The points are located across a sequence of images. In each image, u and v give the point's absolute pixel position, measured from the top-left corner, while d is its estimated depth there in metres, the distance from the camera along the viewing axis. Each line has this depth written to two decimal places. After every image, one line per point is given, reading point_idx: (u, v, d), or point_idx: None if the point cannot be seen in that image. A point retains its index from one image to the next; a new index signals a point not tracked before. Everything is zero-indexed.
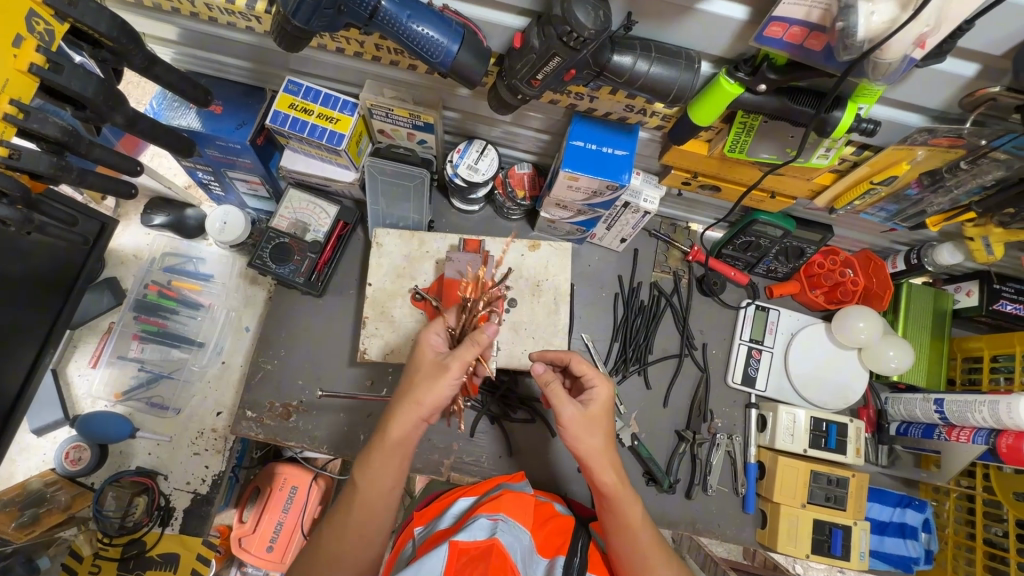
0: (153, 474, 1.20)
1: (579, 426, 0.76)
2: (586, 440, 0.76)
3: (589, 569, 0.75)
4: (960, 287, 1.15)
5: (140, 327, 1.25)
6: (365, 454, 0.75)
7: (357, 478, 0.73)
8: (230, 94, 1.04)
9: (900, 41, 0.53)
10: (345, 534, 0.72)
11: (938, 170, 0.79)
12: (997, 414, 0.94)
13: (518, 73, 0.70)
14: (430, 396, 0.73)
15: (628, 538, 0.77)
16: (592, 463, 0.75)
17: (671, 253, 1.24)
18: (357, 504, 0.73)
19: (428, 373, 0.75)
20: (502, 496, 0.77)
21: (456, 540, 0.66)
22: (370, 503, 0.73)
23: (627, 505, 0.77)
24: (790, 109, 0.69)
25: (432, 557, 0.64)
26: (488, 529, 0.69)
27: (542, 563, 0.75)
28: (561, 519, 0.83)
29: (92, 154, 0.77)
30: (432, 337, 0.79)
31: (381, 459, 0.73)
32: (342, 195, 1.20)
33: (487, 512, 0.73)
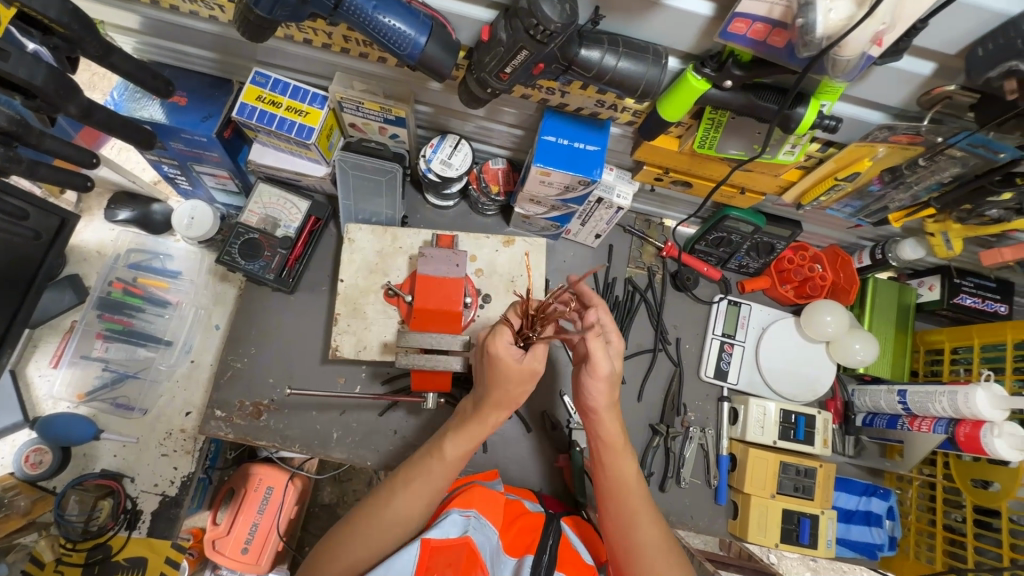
0: (119, 477, 1.16)
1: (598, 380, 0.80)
2: (601, 392, 0.81)
3: (558, 568, 0.75)
4: (922, 282, 1.19)
5: (104, 326, 1.22)
6: (459, 421, 0.83)
7: (448, 444, 0.81)
8: (195, 86, 1.01)
9: (857, 39, 0.54)
10: (421, 488, 0.79)
11: (899, 166, 0.81)
12: (955, 404, 0.98)
13: (486, 66, 0.69)
14: (511, 395, 0.77)
15: (620, 491, 0.83)
16: (601, 413, 0.82)
17: (645, 248, 1.25)
18: (442, 463, 0.80)
19: (515, 381, 0.76)
20: (476, 490, 0.81)
21: (428, 538, 0.70)
22: (449, 465, 0.81)
23: (625, 461, 0.83)
24: (756, 105, 0.70)
25: (406, 554, 0.69)
26: (460, 526, 0.73)
27: (508, 562, 0.77)
28: (531, 517, 0.84)
29: (42, 144, 0.76)
30: (502, 341, 0.75)
31: (473, 432, 0.81)
32: (314, 190, 1.18)
33: (458, 508, 0.77)
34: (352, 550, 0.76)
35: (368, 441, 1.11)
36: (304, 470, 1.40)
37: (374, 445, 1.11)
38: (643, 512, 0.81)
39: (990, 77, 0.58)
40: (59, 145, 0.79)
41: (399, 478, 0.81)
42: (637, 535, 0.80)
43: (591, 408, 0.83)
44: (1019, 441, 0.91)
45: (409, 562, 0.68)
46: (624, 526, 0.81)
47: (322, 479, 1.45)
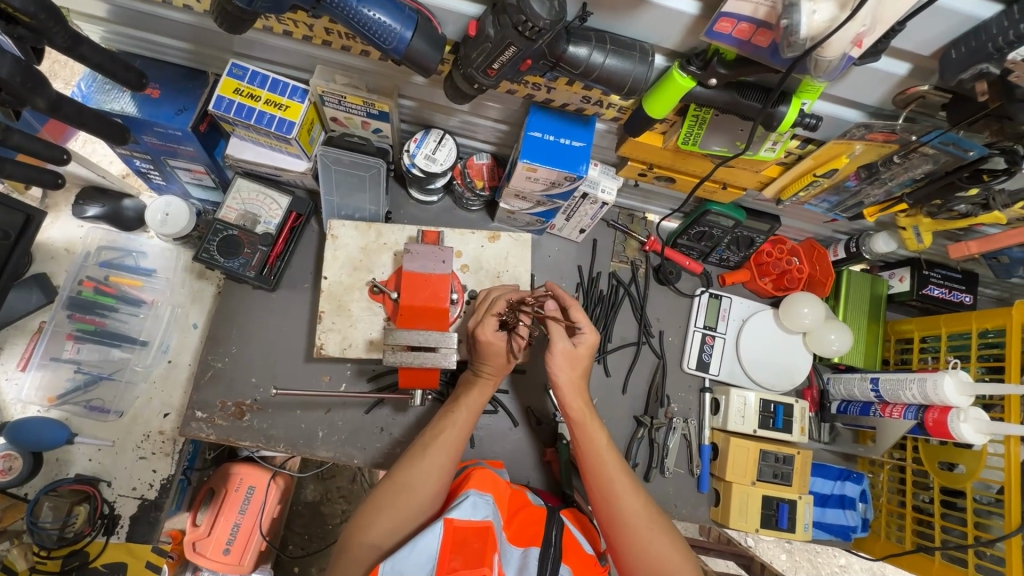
0: (95, 481, 1.13)
1: (559, 361, 0.90)
2: (560, 371, 0.91)
3: (563, 559, 0.78)
4: (894, 273, 1.23)
5: (75, 326, 1.17)
6: (466, 382, 0.93)
7: (463, 397, 0.91)
8: (169, 78, 0.98)
9: (840, 41, 0.55)
10: (448, 437, 0.86)
11: (874, 163, 0.83)
12: (925, 391, 1.02)
13: (473, 62, 0.69)
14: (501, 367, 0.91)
15: (597, 463, 0.87)
16: (565, 392, 0.91)
17: (628, 242, 1.27)
18: (462, 413, 0.88)
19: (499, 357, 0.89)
20: (488, 477, 0.82)
21: (451, 518, 0.71)
22: (470, 414, 0.89)
23: (594, 431, 0.89)
24: (740, 103, 0.71)
25: (429, 532, 0.69)
26: (480, 511, 0.73)
27: (515, 551, 0.77)
28: (535, 509, 0.86)
29: (9, 140, 0.73)
30: (487, 326, 0.88)
31: (483, 385, 0.91)
32: (294, 185, 1.16)
33: (477, 491, 0.77)
34: (397, 501, 0.79)
35: (353, 438, 1.10)
36: (287, 468, 1.39)
37: (361, 443, 1.10)
38: (620, 483, 0.85)
39: (963, 79, 0.60)
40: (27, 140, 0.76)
41: (425, 435, 0.87)
42: (621, 506, 0.83)
43: (559, 392, 0.91)
44: (984, 425, 0.96)
45: (433, 542, 0.68)
46: (605, 495, 0.85)
47: (306, 477, 1.43)
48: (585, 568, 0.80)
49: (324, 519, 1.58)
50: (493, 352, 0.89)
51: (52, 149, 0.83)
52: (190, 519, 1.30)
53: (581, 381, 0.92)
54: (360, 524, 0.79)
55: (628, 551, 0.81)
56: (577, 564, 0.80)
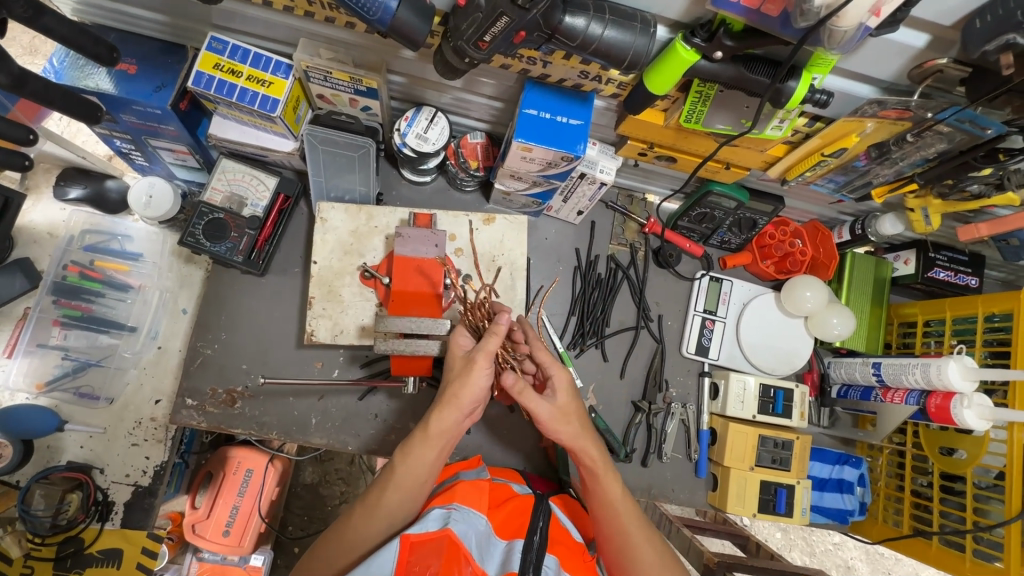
0: (88, 469, 1.13)
1: (557, 417, 0.83)
2: (564, 427, 0.83)
3: (549, 549, 0.77)
4: (898, 256, 1.20)
5: (61, 312, 1.15)
6: (405, 445, 0.80)
7: (397, 464, 0.78)
8: (145, 53, 0.93)
9: (857, 10, 0.51)
10: (382, 519, 0.77)
11: (886, 142, 0.79)
12: (928, 376, 1.00)
13: (463, 34, 0.65)
14: (442, 424, 0.79)
15: (611, 517, 0.81)
16: (574, 448, 0.82)
17: (628, 224, 1.23)
18: (399, 491, 0.77)
19: (459, 370, 0.81)
20: (457, 486, 0.82)
21: (407, 534, 0.71)
22: (412, 475, 0.78)
23: (609, 483, 0.82)
24: (747, 77, 0.66)
25: (386, 552, 0.70)
26: (440, 520, 0.74)
27: (499, 544, 0.77)
28: (520, 499, 0.85)
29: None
30: (458, 338, 0.85)
31: (421, 450, 0.78)
32: (281, 165, 1.12)
33: (441, 504, 0.78)
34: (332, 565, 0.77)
35: (345, 424, 1.08)
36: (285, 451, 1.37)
37: (355, 430, 1.09)
38: (638, 535, 0.81)
39: (986, 51, 0.56)
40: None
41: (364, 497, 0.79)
42: (638, 555, 0.80)
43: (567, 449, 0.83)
44: (987, 412, 0.93)
45: (389, 560, 0.69)
46: (621, 546, 0.81)
47: (303, 460, 1.42)
48: (572, 557, 0.78)
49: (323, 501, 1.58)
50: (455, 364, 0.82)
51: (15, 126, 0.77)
52: (188, 502, 1.31)
53: (589, 430, 0.85)
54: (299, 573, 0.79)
55: None
56: (565, 553, 0.78)
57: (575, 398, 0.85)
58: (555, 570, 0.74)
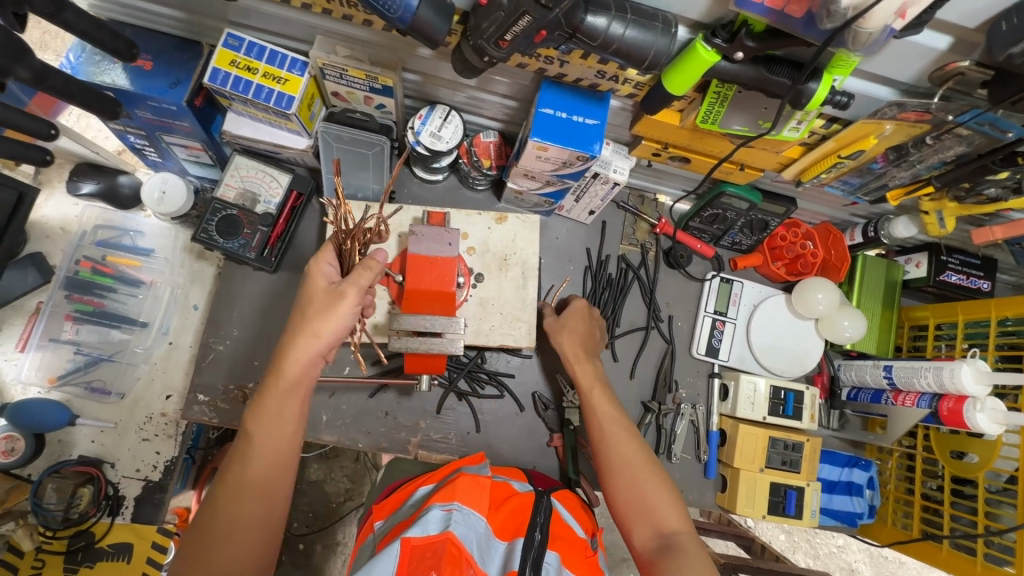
0: (99, 463, 1.14)
1: (560, 333, 1.03)
2: (569, 346, 1.01)
3: (550, 545, 0.76)
4: (910, 258, 1.20)
5: (73, 307, 1.16)
6: (258, 399, 0.76)
7: (252, 425, 0.74)
8: (160, 49, 0.93)
9: (884, 11, 0.51)
10: (246, 486, 0.71)
11: (904, 144, 0.78)
12: (941, 379, 1.00)
13: (484, 32, 0.65)
14: (297, 365, 0.76)
15: (595, 419, 0.91)
16: (573, 361, 0.99)
17: (638, 225, 1.23)
18: (257, 447, 0.73)
19: (321, 304, 0.77)
20: (457, 482, 0.79)
21: (408, 537, 0.69)
22: (267, 430, 0.74)
23: (597, 394, 0.94)
24: (768, 79, 0.66)
25: (385, 557, 0.67)
26: (439, 522, 0.71)
27: (499, 546, 0.76)
28: (521, 497, 0.84)
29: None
30: (321, 269, 0.81)
31: (279, 400, 0.75)
32: (294, 162, 1.12)
33: (441, 503, 0.75)
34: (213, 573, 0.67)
35: (356, 421, 1.09)
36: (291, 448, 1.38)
37: (365, 427, 1.09)
38: (617, 434, 0.89)
39: (1012, 53, 0.56)
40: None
41: (217, 486, 0.72)
42: (616, 452, 0.86)
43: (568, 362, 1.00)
44: (1001, 415, 0.94)
45: (390, 564, 0.67)
46: (603, 446, 0.88)
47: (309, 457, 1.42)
48: (574, 554, 0.78)
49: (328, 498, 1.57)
50: (315, 300, 0.78)
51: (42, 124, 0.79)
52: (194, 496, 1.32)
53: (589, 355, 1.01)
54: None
55: (621, 494, 0.83)
56: (567, 550, 0.78)
57: (586, 326, 1.05)
58: (556, 567, 0.73)
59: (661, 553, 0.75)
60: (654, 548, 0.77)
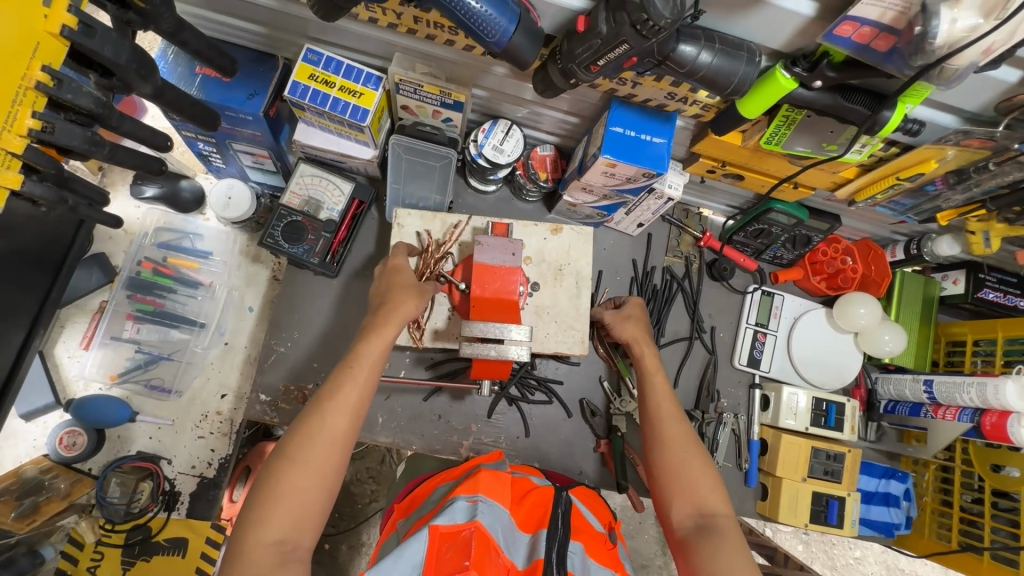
0: (156, 458, 1.17)
1: (624, 321, 1.03)
2: (630, 325, 1.02)
3: (573, 536, 0.76)
4: (947, 275, 1.23)
5: (135, 306, 1.19)
6: (365, 332, 0.84)
7: (362, 347, 0.82)
8: (239, 61, 0.97)
9: (973, 50, 0.56)
10: (347, 398, 0.78)
11: (965, 169, 0.82)
12: (984, 395, 1.03)
13: (577, 58, 0.68)
14: (400, 309, 0.87)
15: (650, 400, 0.92)
16: (631, 340, 1.00)
17: (683, 237, 1.27)
18: (363, 367, 0.81)
19: (407, 291, 0.90)
20: (480, 477, 0.80)
21: (436, 525, 0.69)
22: (371, 368, 0.81)
23: (654, 376, 0.95)
24: (842, 106, 0.70)
25: (414, 542, 0.68)
26: (467, 512, 0.72)
27: (524, 538, 0.76)
28: (541, 491, 0.84)
29: (122, 127, 0.70)
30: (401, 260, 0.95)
31: (382, 333, 0.84)
32: (355, 171, 1.15)
33: (465, 494, 0.75)
34: (305, 474, 0.72)
35: (411, 423, 1.12)
36: None
37: (419, 430, 1.12)
38: (670, 416, 0.90)
39: None
40: (137, 128, 0.73)
41: (321, 393, 0.78)
42: (666, 434, 0.88)
43: (627, 338, 1.01)
44: None
45: (419, 552, 0.67)
46: (654, 426, 0.90)
47: None
48: (595, 545, 0.77)
49: (354, 498, 1.51)
50: (399, 283, 0.91)
51: (157, 137, 0.79)
52: (227, 495, 1.23)
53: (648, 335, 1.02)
54: (273, 489, 0.71)
55: (663, 473, 0.85)
56: (589, 542, 0.77)
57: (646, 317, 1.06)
58: (581, 556, 0.73)
59: (698, 533, 0.78)
60: (691, 527, 0.79)
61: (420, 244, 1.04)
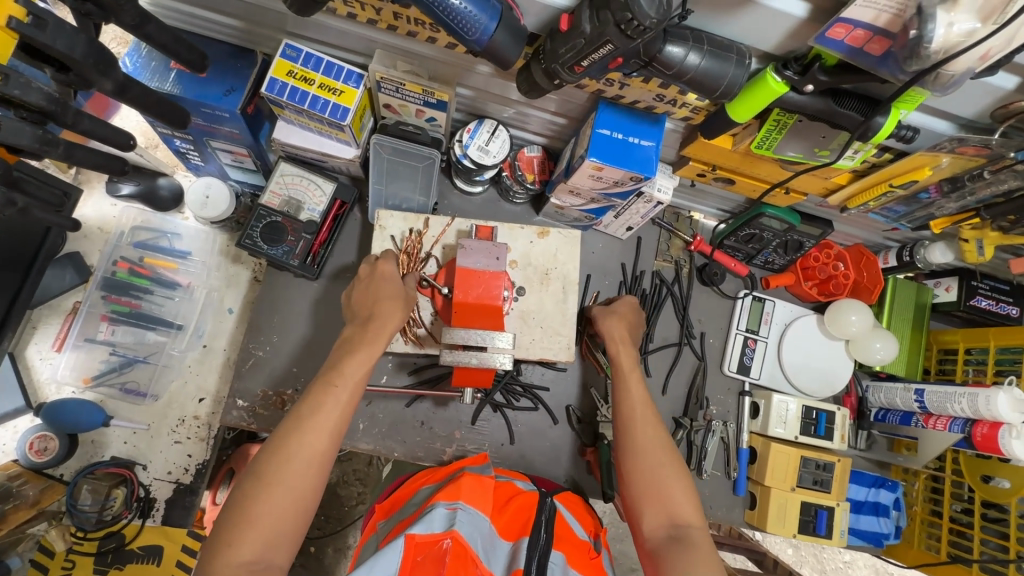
0: (131, 464, 1.13)
1: (609, 317, 1.01)
2: (613, 326, 0.99)
3: (555, 545, 0.73)
4: (940, 282, 1.21)
5: (109, 308, 1.16)
6: (346, 348, 0.83)
7: (347, 364, 0.80)
8: (215, 56, 0.93)
9: (970, 55, 0.53)
10: (327, 417, 0.76)
11: (960, 177, 0.80)
12: (975, 405, 1.01)
13: (560, 57, 0.65)
14: (382, 324, 0.85)
15: (626, 404, 0.90)
16: (612, 342, 0.97)
17: (673, 241, 1.24)
18: (346, 385, 0.79)
19: (394, 300, 0.87)
20: (462, 480, 0.76)
21: (413, 534, 0.65)
22: (354, 386, 0.80)
23: (631, 381, 0.92)
24: (834, 110, 0.68)
25: (389, 552, 0.64)
26: (445, 521, 0.68)
27: (504, 546, 0.73)
28: (525, 496, 0.81)
29: (80, 125, 0.67)
30: (386, 264, 0.91)
31: (365, 350, 0.82)
32: (338, 171, 1.12)
33: (445, 501, 0.71)
34: (282, 494, 0.70)
35: (393, 429, 1.09)
36: None
37: (401, 436, 1.09)
38: (645, 423, 0.87)
39: None
40: (98, 126, 0.70)
41: (301, 410, 0.76)
42: (641, 441, 0.86)
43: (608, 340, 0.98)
44: None
45: (393, 563, 0.64)
46: (628, 432, 0.87)
47: None
48: (578, 554, 0.74)
49: (341, 501, 1.48)
50: (385, 293, 0.88)
51: (120, 134, 0.76)
52: (209, 497, 1.22)
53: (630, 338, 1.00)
54: (248, 508, 0.69)
55: (636, 481, 0.83)
56: (572, 551, 0.74)
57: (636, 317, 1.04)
58: (562, 568, 0.70)
59: (670, 544, 0.76)
60: (662, 539, 0.78)
61: (398, 247, 1.01)
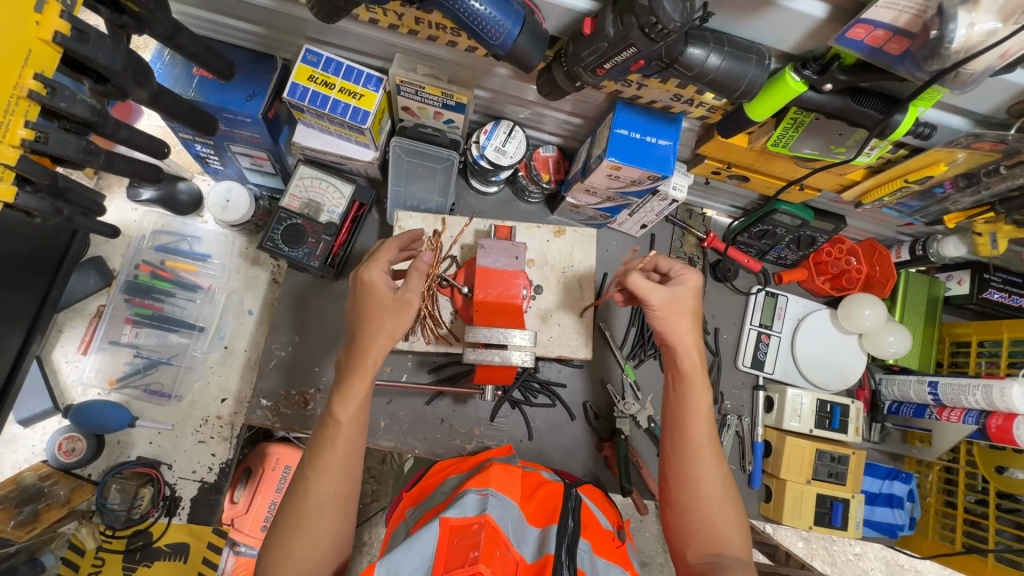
0: (156, 464, 1.16)
1: (669, 315, 0.88)
2: (682, 326, 0.88)
3: (582, 533, 0.75)
4: (952, 276, 1.22)
5: (132, 310, 1.17)
6: (339, 386, 0.81)
7: (337, 409, 0.79)
8: (237, 62, 0.95)
9: (990, 53, 0.55)
10: (332, 462, 0.76)
11: (976, 171, 0.81)
12: (990, 397, 1.02)
13: (583, 60, 0.67)
14: (374, 355, 0.81)
15: (688, 419, 0.86)
16: (681, 346, 0.88)
17: (686, 238, 1.26)
18: (342, 430, 0.78)
19: (391, 310, 0.82)
20: (491, 470, 0.78)
21: (447, 517, 0.67)
22: (353, 428, 0.78)
23: (696, 392, 0.87)
24: (853, 109, 0.69)
25: (424, 534, 0.66)
26: (477, 505, 0.70)
27: (534, 531, 0.75)
28: (551, 486, 0.84)
29: (118, 134, 0.69)
30: (376, 274, 0.83)
31: (357, 386, 0.80)
32: (356, 173, 1.14)
33: (476, 488, 0.74)
34: (304, 540, 0.72)
35: (413, 426, 1.11)
36: None
37: (421, 433, 1.11)
38: (705, 445, 0.84)
39: None
40: (134, 134, 0.72)
41: (307, 457, 0.77)
42: (699, 464, 0.83)
43: (675, 343, 0.89)
44: None
45: (430, 544, 0.65)
46: (685, 451, 0.84)
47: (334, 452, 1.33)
48: (603, 542, 0.76)
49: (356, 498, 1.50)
50: (371, 308, 0.82)
51: (152, 142, 0.78)
52: (228, 496, 1.20)
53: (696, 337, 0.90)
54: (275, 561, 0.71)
55: (687, 504, 0.82)
56: (597, 539, 0.76)
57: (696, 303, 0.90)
58: (589, 554, 0.72)
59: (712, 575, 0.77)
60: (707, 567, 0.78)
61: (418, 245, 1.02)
